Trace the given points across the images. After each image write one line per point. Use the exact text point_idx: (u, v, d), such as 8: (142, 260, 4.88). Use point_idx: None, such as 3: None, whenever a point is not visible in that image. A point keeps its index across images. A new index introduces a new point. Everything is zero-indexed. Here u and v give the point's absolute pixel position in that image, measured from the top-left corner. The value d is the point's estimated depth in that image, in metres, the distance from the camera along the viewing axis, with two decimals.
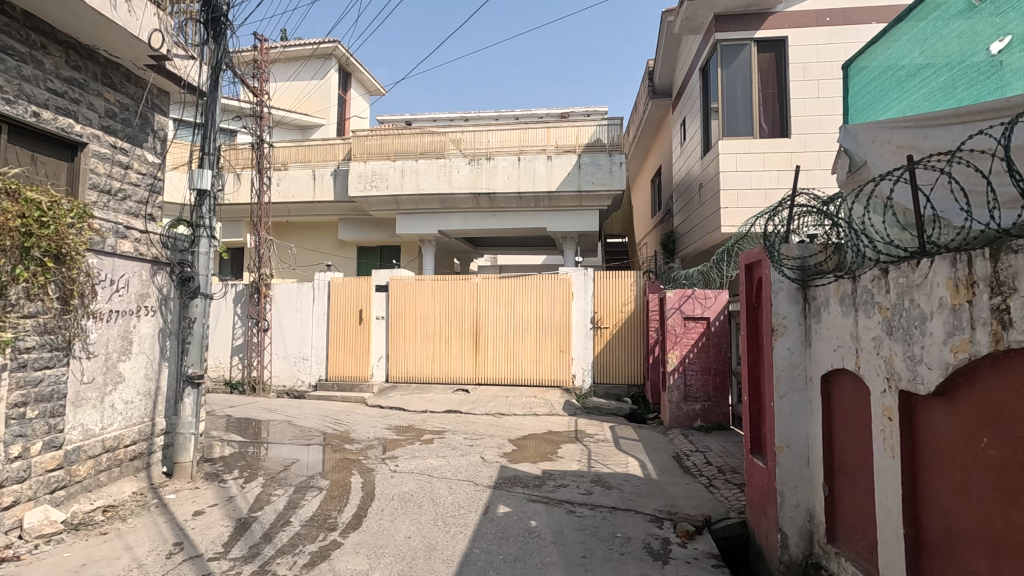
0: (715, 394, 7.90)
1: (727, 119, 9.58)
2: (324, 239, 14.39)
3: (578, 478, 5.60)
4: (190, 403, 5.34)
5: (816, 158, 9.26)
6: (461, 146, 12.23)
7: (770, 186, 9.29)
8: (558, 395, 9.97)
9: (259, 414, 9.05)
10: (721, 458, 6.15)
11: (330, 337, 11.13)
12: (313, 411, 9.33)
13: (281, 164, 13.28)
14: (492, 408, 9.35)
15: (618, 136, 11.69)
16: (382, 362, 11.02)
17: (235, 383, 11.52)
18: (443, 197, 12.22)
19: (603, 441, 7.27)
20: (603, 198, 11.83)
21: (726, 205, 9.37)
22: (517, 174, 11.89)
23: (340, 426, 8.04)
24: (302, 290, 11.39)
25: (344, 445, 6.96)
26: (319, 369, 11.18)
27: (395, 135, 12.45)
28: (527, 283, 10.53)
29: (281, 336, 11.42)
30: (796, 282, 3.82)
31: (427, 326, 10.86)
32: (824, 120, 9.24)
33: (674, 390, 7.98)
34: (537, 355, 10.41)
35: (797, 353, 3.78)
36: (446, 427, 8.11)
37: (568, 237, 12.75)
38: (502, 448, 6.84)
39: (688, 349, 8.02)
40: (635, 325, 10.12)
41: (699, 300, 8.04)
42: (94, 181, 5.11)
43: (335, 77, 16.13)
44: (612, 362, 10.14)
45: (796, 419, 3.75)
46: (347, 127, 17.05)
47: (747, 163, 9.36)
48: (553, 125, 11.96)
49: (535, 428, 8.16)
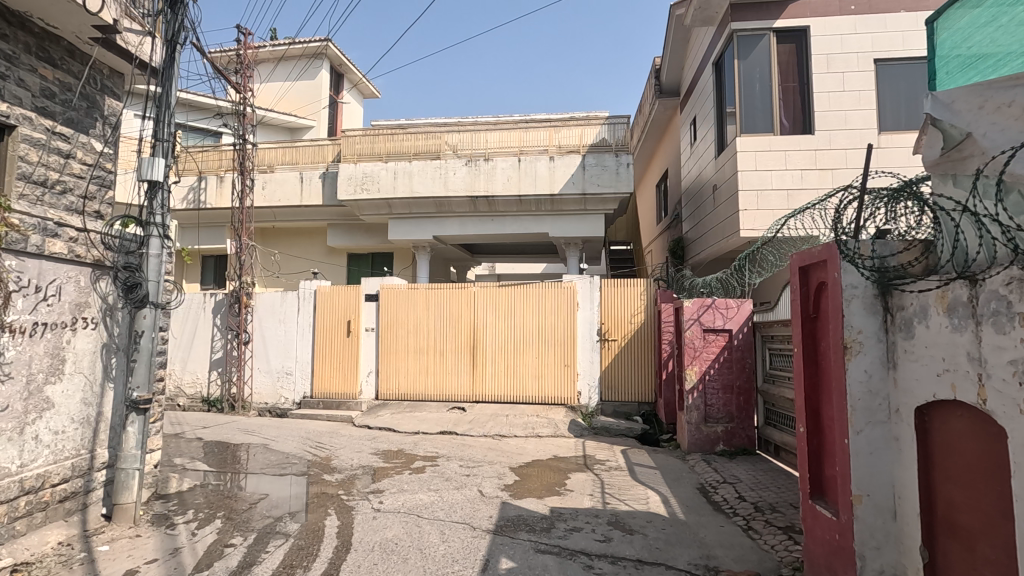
0: (738, 415, 7.11)
1: (744, 114, 8.85)
2: (313, 245, 13.61)
3: (593, 519, 4.77)
4: (133, 433, 4.50)
5: (842, 156, 8.52)
6: (458, 146, 11.49)
7: (792, 186, 8.58)
8: (563, 414, 9.15)
9: (235, 436, 8.19)
10: (754, 492, 5.35)
11: (316, 350, 10.31)
12: (295, 432, 8.48)
13: (266, 165, 12.52)
14: (491, 429, 8.52)
15: (625, 135, 10.97)
16: (372, 378, 10.18)
17: (213, 401, 10.63)
18: (438, 201, 11.47)
19: (617, 470, 6.45)
20: (609, 201, 11.10)
21: (745, 207, 8.63)
22: (517, 176, 11.18)
23: (323, 451, 7.20)
24: (286, 300, 10.61)
25: (324, 475, 6.13)
26: (304, 385, 10.34)
27: (387, 134, 11.72)
28: (528, 291, 9.75)
29: (263, 349, 10.59)
30: (874, 288, 3.06)
31: (421, 338, 10.06)
32: (849, 116, 8.55)
33: (693, 410, 7.17)
34: (539, 370, 9.61)
35: (876, 376, 3.01)
36: (440, 452, 7.29)
37: (571, 243, 11.97)
38: (503, 479, 6.01)
39: (708, 365, 7.23)
40: (646, 338, 9.34)
41: (720, 311, 7.27)
42: (24, 171, 4.30)
43: (325, 78, 15.45)
44: (621, 378, 9.34)
45: (878, 461, 2.96)
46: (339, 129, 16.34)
47: (767, 162, 8.64)
48: (555, 124, 11.24)
49: (539, 453, 7.33)
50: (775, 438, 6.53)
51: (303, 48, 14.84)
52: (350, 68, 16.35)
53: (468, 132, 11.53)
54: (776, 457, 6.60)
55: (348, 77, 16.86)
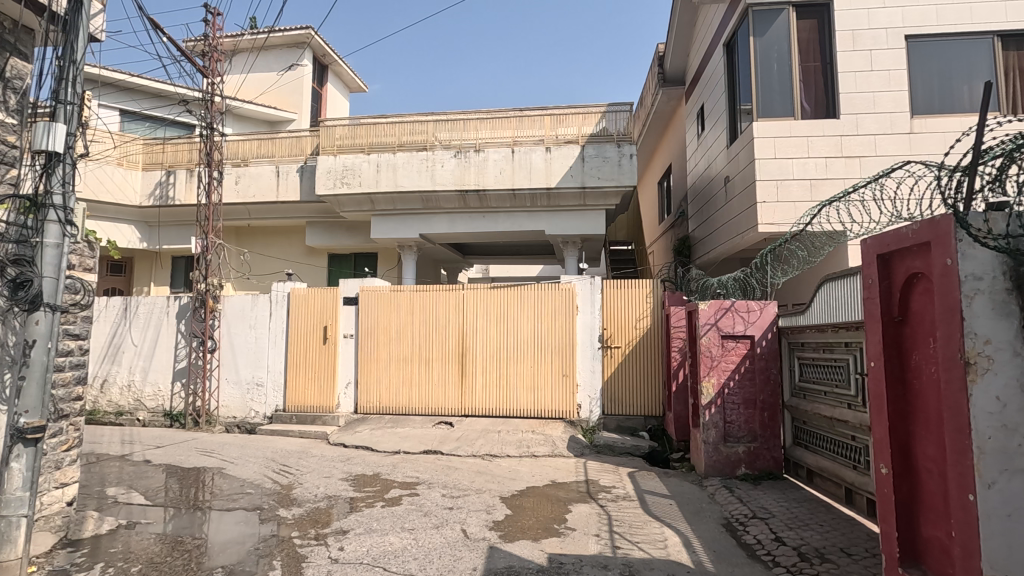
0: (762, 434, 6.22)
1: (761, 98, 7.99)
2: (291, 245, 12.67)
3: (601, 571, 3.85)
4: (19, 470, 3.56)
5: (870, 143, 7.67)
6: (447, 136, 10.59)
7: (816, 176, 7.72)
8: (561, 429, 8.25)
9: (191, 458, 7.21)
10: (793, 533, 4.45)
11: (289, 358, 9.37)
12: (260, 452, 7.54)
13: (239, 159, 11.61)
14: (481, 447, 7.59)
15: (627, 124, 10.10)
16: (350, 389, 9.21)
17: (176, 415, 9.64)
18: (425, 195, 10.56)
19: (626, 501, 5.54)
20: (610, 195, 10.21)
21: (764, 199, 7.73)
22: (510, 168, 10.26)
23: (287, 477, 6.25)
24: (257, 303, 9.66)
25: (280, 509, 5.17)
26: (276, 398, 9.38)
27: (370, 123, 10.83)
28: (522, 293, 8.85)
29: (232, 358, 9.62)
30: (1007, 281, 2.16)
31: (405, 345, 9.12)
32: (878, 98, 7.70)
33: (711, 428, 6.29)
34: (535, 381, 8.69)
35: (1014, 407, 2.11)
36: (422, 477, 6.35)
37: (568, 242, 11.07)
38: (492, 514, 5.09)
39: (727, 376, 6.35)
40: (653, 344, 8.45)
41: (740, 315, 6.41)
42: None
43: (308, 68, 14.55)
44: (625, 389, 8.44)
45: (1020, 528, 2.07)
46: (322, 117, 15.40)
47: (788, 149, 7.77)
48: (553, 111, 10.37)
49: (535, 478, 6.40)
50: (807, 461, 5.65)
51: (283, 36, 13.96)
52: (335, 58, 15.47)
53: (457, 120, 10.61)
54: (808, 483, 5.70)
55: (333, 68, 15.97)
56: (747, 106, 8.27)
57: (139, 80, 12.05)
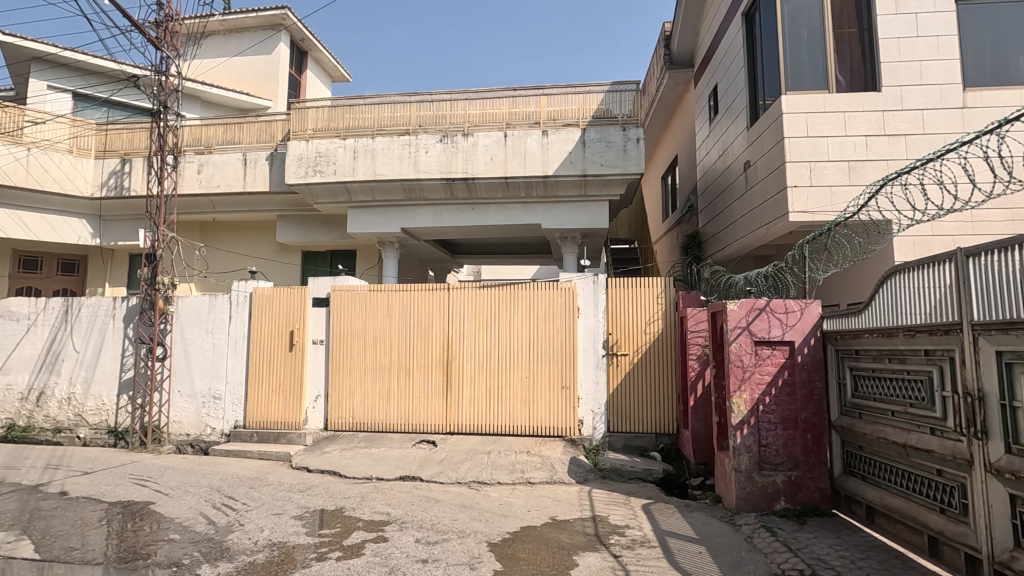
0: (804, 460, 5.16)
1: (789, 70, 6.98)
2: (261, 241, 11.56)
3: None
4: None
5: (917, 119, 6.63)
6: (432, 118, 9.52)
7: (855, 158, 6.70)
8: (559, 450, 7.15)
9: (120, 487, 6.03)
10: None
11: (250, 368, 8.24)
12: (205, 480, 6.38)
13: (203, 145, 10.46)
14: (467, 473, 6.47)
15: (633, 106, 9.06)
16: (320, 403, 8.08)
17: (121, 432, 8.46)
18: (407, 184, 9.45)
19: (645, 549, 4.44)
20: (615, 184, 9.14)
21: (795, 183, 6.69)
22: (502, 154, 9.19)
23: (228, 515, 5.10)
24: (214, 305, 8.50)
25: (203, 566, 4.02)
26: (235, 412, 8.23)
27: (348, 105, 9.75)
28: (516, 293, 7.76)
29: (186, 367, 8.46)
30: None
31: (382, 353, 8.00)
32: (925, 68, 6.67)
33: (743, 454, 5.21)
34: (530, 394, 7.59)
35: None
36: (395, 514, 5.22)
37: (567, 237, 9.96)
38: (477, 571, 3.95)
39: (761, 390, 5.29)
40: (664, 352, 7.37)
41: (777, 317, 5.35)
42: None
43: (285, 52, 13.42)
44: (634, 404, 7.37)
45: None
46: (302, 95, 14.40)
47: (822, 127, 6.76)
48: (550, 90, 9.32)
49: (531, 513, 5.29)
50: (867, 496, 4.58)
51: (258, 17, 12.88)
52: (314, 43, 14.40)
53: (443, 102, 9.54)
54: (867, 524, 4.63)
55: (313, 54, 14.91)
56: (773, 83, 7.28)
57: (94, 60, 11.19)
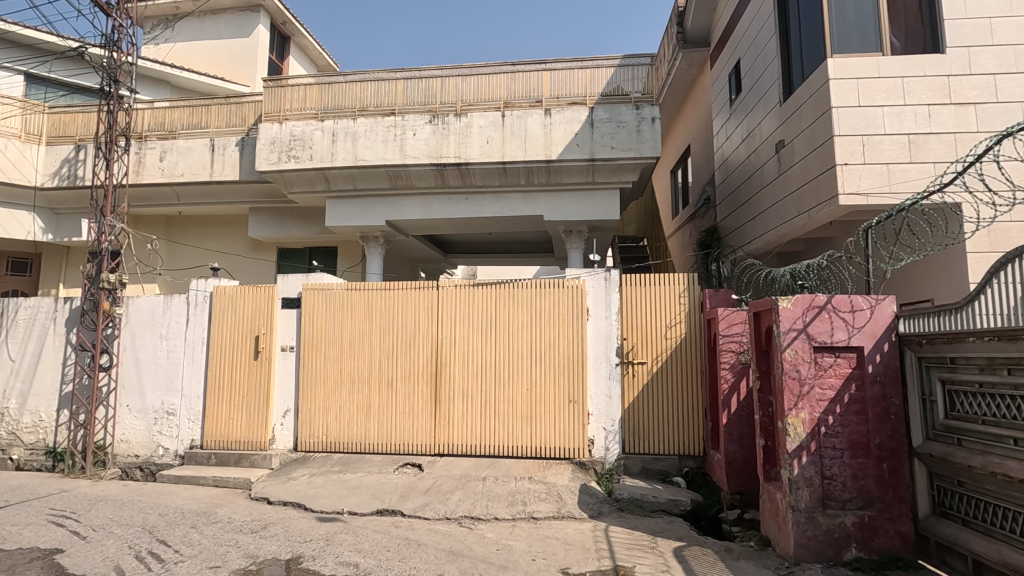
0: (880, 496, 4.10)
1: (834, 30, 6.00)
2: (233, 237, 10.53)
3: None
4: None
5: (989, 85, 5.60)
6: (421, 98, 8.50)
7: (916, 131, 5.69)
8: (567, 475, 6.07)
9: (30, 527, 4.91)
10: None
11: (209, 378, 7.14)
12: (140, 516, 5.25)
13: (166, 130, 9.39)
14: (457, 507, 5.37)
15: (647, 83, 8.09)
16: (289, 420, 6.99)
17: (60, 454, 7.37)
18: (392, 171, 8.40)
19: None
20: (626, 170, 8.11)
21: (846, 160, 5.67)
22: (499, 136, 8.17)
23: (151, 571, 3.99)
24: (168, 306, 7.40)
25: None
26: (190, 430, 7.13)
27: (328, 83, 8.72)
28: (515, 292, 6.70)
29: (136, 378, 7.36)
30: None
31: (360, 361, 6.91)
32: (997, 25, 5.64)
33: (802, 488, 4.14)
34: (532, 409, 6.52)
35: None
36: (364, 565, 4.13)
37: (572, 231, 8.90)
38: None
39: (823, 407, 4.22)
40: (689, 360, 6.32)
41: (842, 317, 4.29)
42: None
43: (265, 35, 12.40)
44: (654, 421, 6.31)
45: None
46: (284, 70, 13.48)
47: (876, 95, 5.77)
48: (553, 65, 8.32)
49: (537, 563, 4.21)
50: (975, 549, 3.51)
51: None
52: (298, 27, 13.43)
53: (433, 79, 8.52)
54: None
55: (296, 38, 13.91)
56: (813, 48, 6.29)
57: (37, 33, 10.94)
